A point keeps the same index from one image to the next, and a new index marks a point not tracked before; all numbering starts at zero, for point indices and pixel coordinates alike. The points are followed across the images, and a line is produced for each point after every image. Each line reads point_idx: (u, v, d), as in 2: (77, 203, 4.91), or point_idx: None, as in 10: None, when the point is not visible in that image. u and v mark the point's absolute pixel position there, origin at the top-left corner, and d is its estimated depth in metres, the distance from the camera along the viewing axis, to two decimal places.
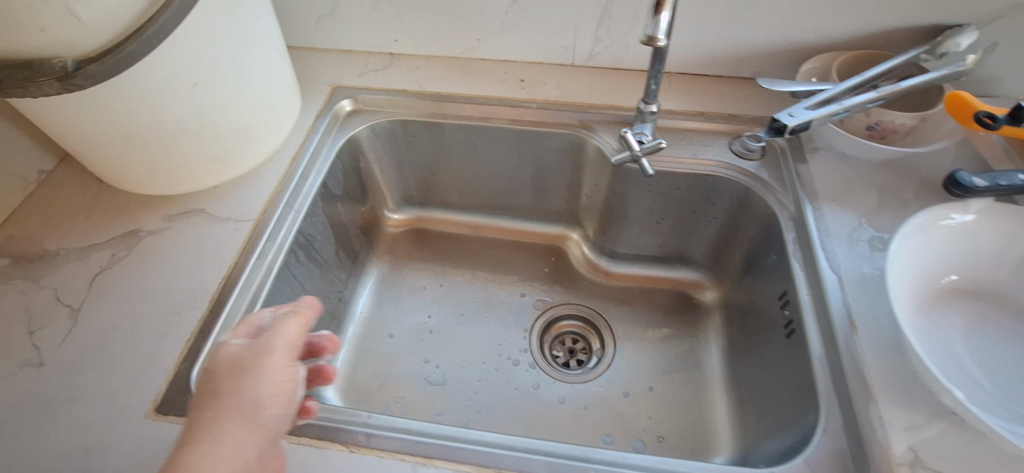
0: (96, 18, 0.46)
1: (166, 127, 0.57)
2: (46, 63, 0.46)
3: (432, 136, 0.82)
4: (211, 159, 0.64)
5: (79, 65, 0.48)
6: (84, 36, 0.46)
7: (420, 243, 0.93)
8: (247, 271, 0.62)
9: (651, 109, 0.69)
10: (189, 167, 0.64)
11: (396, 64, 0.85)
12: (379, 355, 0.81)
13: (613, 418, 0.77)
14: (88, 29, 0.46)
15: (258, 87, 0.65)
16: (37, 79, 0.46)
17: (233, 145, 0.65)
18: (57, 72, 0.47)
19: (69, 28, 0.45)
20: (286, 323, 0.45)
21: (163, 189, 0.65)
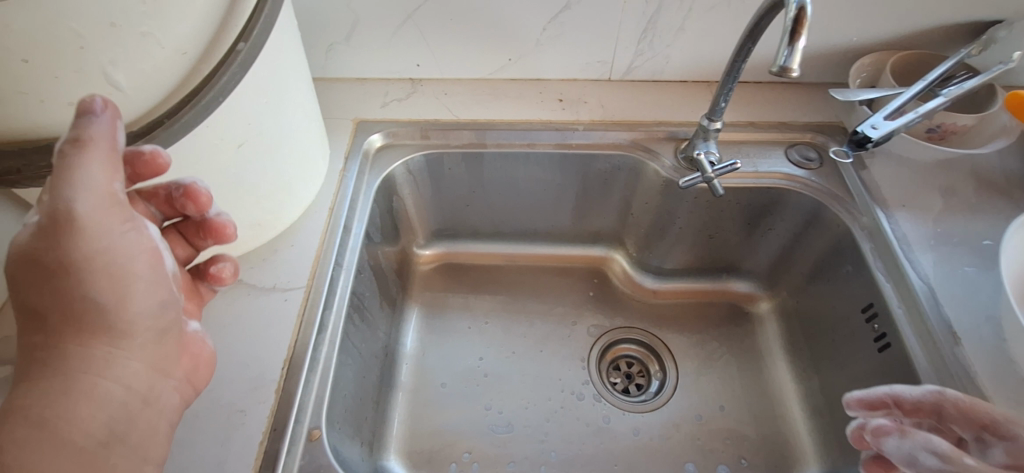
0: (136, 84, 0.38)
1: None
2: None
3: (469, 168, 0.75)
4: (248, 224, 0.56)
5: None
6: (120, 107, 0.39)
7: (454, 280, 0.85)
8: (311, 350, 0.54)
9: (716, 125, 0.65)
10: None
11: (419, 90, 0.78)
12: (431, 408, 0.73)
13: (691, 444, 0.72)
14: (127, 98, 0.38)
15: (295, 136, 0.56)
16: None
17: (271, 206, 0.57)
18: None
19: (105, 99, 0.37)
20: (87, 165, 0.34)
21: None
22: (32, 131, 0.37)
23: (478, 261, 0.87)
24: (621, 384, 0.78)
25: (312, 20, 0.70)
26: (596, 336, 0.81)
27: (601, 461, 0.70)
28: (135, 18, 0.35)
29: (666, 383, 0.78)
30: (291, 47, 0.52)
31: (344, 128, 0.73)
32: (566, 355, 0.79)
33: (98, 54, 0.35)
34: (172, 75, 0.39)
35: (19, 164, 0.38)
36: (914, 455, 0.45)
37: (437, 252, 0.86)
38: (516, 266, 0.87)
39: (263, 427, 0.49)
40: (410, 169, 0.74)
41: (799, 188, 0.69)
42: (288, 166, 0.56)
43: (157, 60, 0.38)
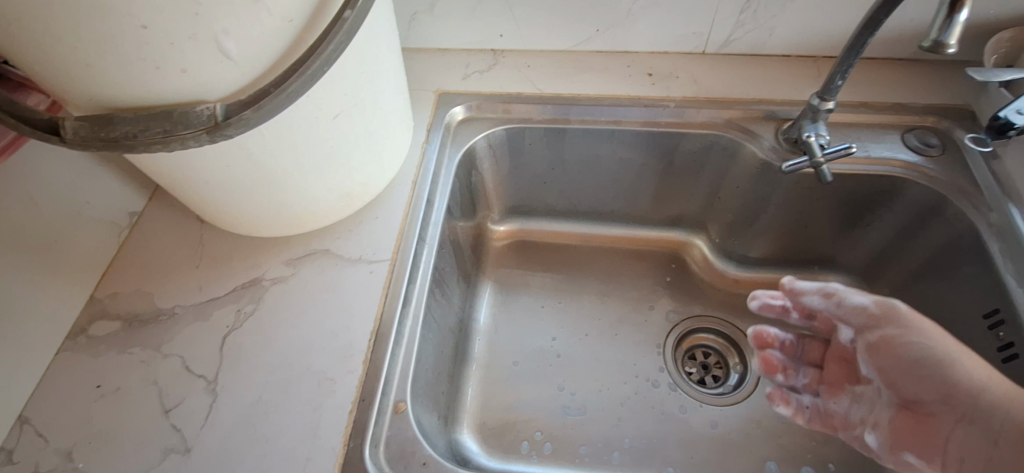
0: (246, 53, 0.38)
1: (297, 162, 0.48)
2: (191, 113, 0.38)
3: (551, 144, 0.73)
4: (338, 195, 0.56)
5: (228, 112, 0.39)
6: (229, 76, 0.38)
7: (526, 257, 0.84)
8: (397, 323, 0.54)
9: (828, 106, 0.60)
10: (314, 205, 0.55)
11: (501, 62, 0.75)
12: (504, 385, 0.73)
13: (773, 442, 0.69)
14: (237, 67, 0.38)
15: (385, 108, 0.55)
16: (180, 132, 0.38)
17: (360, 178, 0.57)
18: (205, 122, 0.38)
19: (215, 68, 0.37)
20: None
21: (281, 230, 0.57)
22: (148, 97, 0.38)
23: (552, 240, 0.85)
24: (697, 374, 0.76)
25: None
26: (674, 324, 0.78)
27: (677, 451, 0.68)
28: None
29: (746, 377, 0.75)
30: (385, 15, 0.50)
31: (426, 99, 0.72)
32: (641, 340, 0.77)
33: (212, 22, 0.35)
34: (279, 44, 0.39)
35: (135, 130, 0.38)
36: (822, 289, 0.62)
37: (511, 229, 0.84)
38: (590, 247, 0.84)
39: (352, 396, 0.50)
40: (491, 144, 0.72)
41: (917, 177, 0.63)
42: (377, 138, 0.56)
43: (266, 28, 0.37)
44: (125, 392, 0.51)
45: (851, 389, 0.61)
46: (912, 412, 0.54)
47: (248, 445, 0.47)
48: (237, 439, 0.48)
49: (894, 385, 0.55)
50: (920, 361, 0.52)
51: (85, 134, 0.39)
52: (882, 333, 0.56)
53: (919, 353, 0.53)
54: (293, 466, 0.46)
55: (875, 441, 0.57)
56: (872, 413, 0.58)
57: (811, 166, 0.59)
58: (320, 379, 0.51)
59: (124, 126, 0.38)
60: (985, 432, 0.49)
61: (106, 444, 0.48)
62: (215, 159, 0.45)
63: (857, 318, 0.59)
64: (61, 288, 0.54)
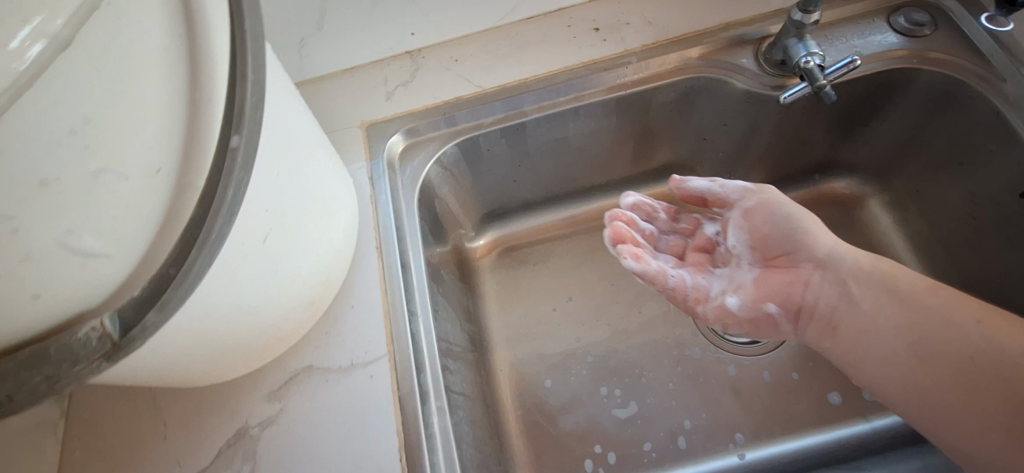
0: (114, 238, 0.26)
1: (238, 308, 0.38)
2: (72, 346, 0.28)
3: (511, 143, 0.63)
4: (300, 308, 0.46)
5: (124, 323, 0.29)
6: (102, 273, 0.27)
7: (518, 263, 0.75)
8: (423, 424, 0.47)
9: (814, 18, 0.51)
10: (277, 330, 0.46)
11: (422, 64, 0.63)
12: (544, 412, 0.66)
13: (828, 374, 0.66)
14: (112, 258, 0.27)
15: (320, 190, 0.45)
16: (66, 376, 0.27)
17: (318, 280, 0.47)
18: (96, 350, 0.28)
19: (77, 271, 0.26)
20: None
21: (245, 368, 0.47)
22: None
23: (538, 235, 0.76)
24: None
25: (270, 20, 0.55)
26: None
27: (740, 417, 0.64)
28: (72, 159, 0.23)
29: None
30: (279, 87, 0.39)
31: (353, 138, 0.60)
32: (665, 312, 0.71)
33: (46, 228, 0.24)
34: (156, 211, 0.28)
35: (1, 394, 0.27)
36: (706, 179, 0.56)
37: (491, 239, 0.76)
38: (581, 229, 0.76)
39: None
40: (446, 164, 0.62)
41: (920, 63, 0.56)
42: (321, 229, 0.45)
43: (129, 197, 0.26)
44: None
45: (710, 269, 0.56)
46: (775, 272, 0.51)
47: None
48: None
49: (763, 242, 0.52)
50: (794, 217, 0.51)
51: None
52: (759, 200, 0.53)
53: (790, 212, 0.51)
54: None
55: (736, 302, 0.51)
56: (733, 282, 0.53)
57: (815, 91, 0.51)
58: None
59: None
60: (839, 275, 0.48)
61: None
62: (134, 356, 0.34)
63: (734, 193, 0.55)
64: None
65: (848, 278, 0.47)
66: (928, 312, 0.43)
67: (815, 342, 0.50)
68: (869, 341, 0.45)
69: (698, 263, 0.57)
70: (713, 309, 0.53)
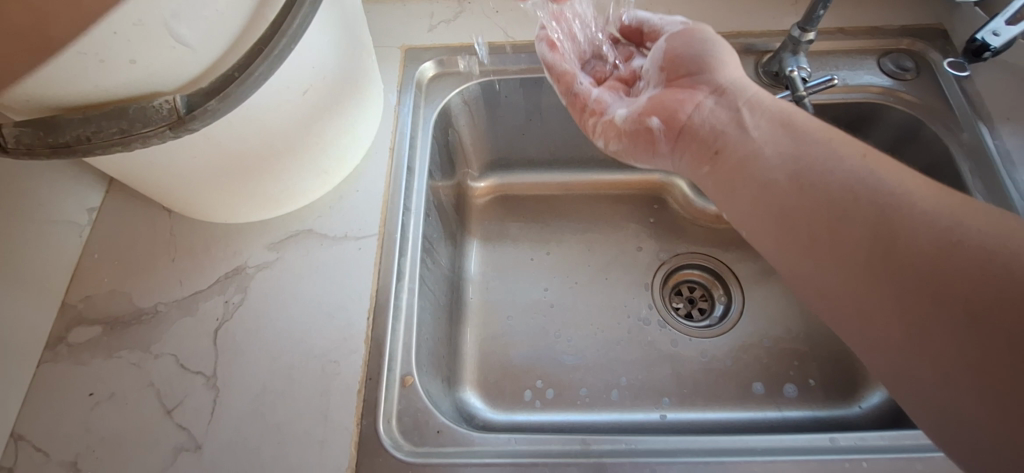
0: (202, 35, 0.34)
1: (270, 145, 0.46)
2: (148, 108, 0.35)
3: (527, 95, 0.71)
4: (315, 173, 0.54)
5: (190, 104, 0.36)
6: (186, 61, 0.35)
7: (509, 210, 0.82)
8: (393, 298, 0.53)
9: (809, 37, 0.58)
10: (292, 185, 0.53)
11: (467, 9, 0.71)
12: (499, 340, 0.73)
13: (758, 366, 0.72)
14: (195, 52, 0.34)
15: (357, 74, 0.52)
16: (139, 131, 0.35)
17: (336, 153, 0.54)
18: (166, 117, 0.35)
19: (170, 55, 0.33)
20: None
21: (256, 214, 0.55)
22: (98, 92, 0.34)
23: (534, 191, 0.83)
24: (684, 309, 0.78)
25: None
26: (660, 262, 0.80)
27: (672, 384, 0.71)
28: None
29: (731, 308, 0.78)
30: None
31: (392, 56, 0.68)
32: (629, 282, 0.78)
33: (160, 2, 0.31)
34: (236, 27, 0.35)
35: (85, 133, 0.34)
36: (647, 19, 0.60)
37: (491, 184, 0.83)
38: (572, 196, 0.84)
39: (359, 376, 0.50)
40: (467, 98, 0.69)
41: (894, 102, 0.63)
42: (350, 111, 0.53)
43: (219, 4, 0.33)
44: (120, 397, 0.49)
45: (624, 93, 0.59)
46: (675, 88, 0.54)
47: (264, 435, 0.47)
48: (249, 430, 0.48)
49: (672, 62, 0.55)
50: (707, 43, 0.53)
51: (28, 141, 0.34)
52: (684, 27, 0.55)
53: (709, 40, 0.53)
54: (309, 449, 0.47)
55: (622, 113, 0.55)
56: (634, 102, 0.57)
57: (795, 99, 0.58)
58: (325, 362, 0.50)
59: (72, 130, 0.34)
60: (731, 102, 0.50)
61: (112, 451, 0.47)
62: (178, 149, 0.41)
63: (668, 25, 0.57)
64: (30, 297, 0.51)
65: (742, 107, 0.49)
66: (812, 148, 0.43)
67: (693, 165, 0.51)
68: (749, 168, 0.46)
69: (613, 88, 0.60)
70: (602, 120, 0.57)
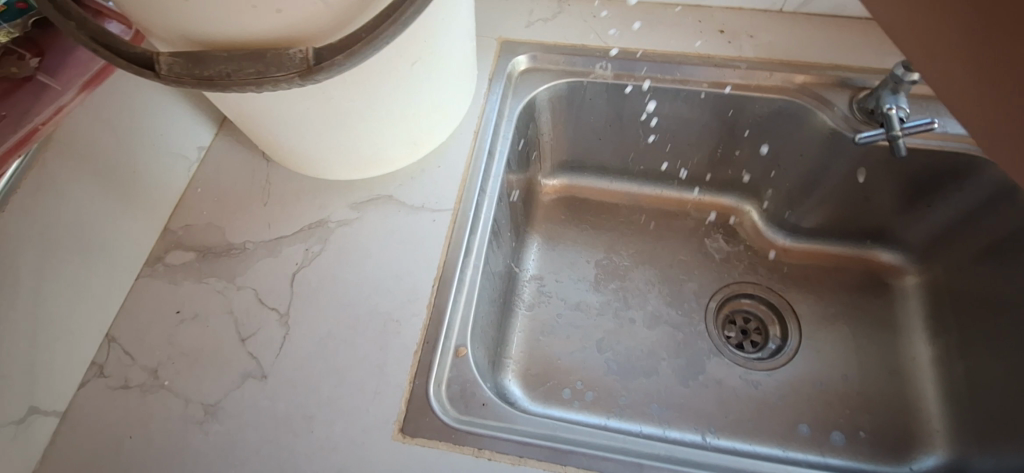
0: None
1: (374, 107, 0.50)
2: (283, 55, 0.38)
3: (612, 101, 0.72)
4: (406, 142, 0.57)
5: (318, 56, 0.39)
6: (320, 17, 0.38)
7: (575, 212, 0.84)
8: (459, 271, 0.56)
9: (913, 77, 0.57)
10: (383, 150, 0.56)
11: (566, 11, 0.74)
12: (546, 335, 0.74)
13: (806, 405, 0.69)
14: (330, 10, 0.38)
15: (461, 54, 0.55)
16: (273, 74, 0.39)
17: (428, 126, 0.57)
18: (298, 65, 0.39)
19: (309, 10, 0.37)
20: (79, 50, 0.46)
21: (345, 174, 0.59)
22: (243, 35, 0.38)
23: (601, 198, 0.84)
24: (737, 339, 0.76)
25: None
26: (718, 287, 0.79)
27: (714, 408, 0.69)
28: None
29: (785, 345, 0.75)
30: None
31: (489, 47, 0.71)
32: (683, 301, 0.78)
33: None
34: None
35: (228, 70, 0.39)
36: None
37: (561, 184, 0.84)
38: (637, 207, 0.84)
39: (417, 338, 0.52)
40: (554, 95, 0.71)
41: None
42: (448, 88, 0.56)
43: None
44: (203, 319, 0.54)
45: None
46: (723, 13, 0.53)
47: (323, 376, 0.50)
48: (310, 369, 0.51)
49: None
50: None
51: (178, 70, 0.39)
52: None
53: None
54: (362, 396, 0.49)
55: None
56: None
57: (889, 140, 0.57)
58: (387, 319, 0.53)
59: (220, 66, 0.38)
60: None
61: (189, 365, 0.52)
62: (299, 99, 0.46)
63: None
64: (142, 216, 0.57)
65: None
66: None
67: None
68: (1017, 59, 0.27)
69: None
70: None
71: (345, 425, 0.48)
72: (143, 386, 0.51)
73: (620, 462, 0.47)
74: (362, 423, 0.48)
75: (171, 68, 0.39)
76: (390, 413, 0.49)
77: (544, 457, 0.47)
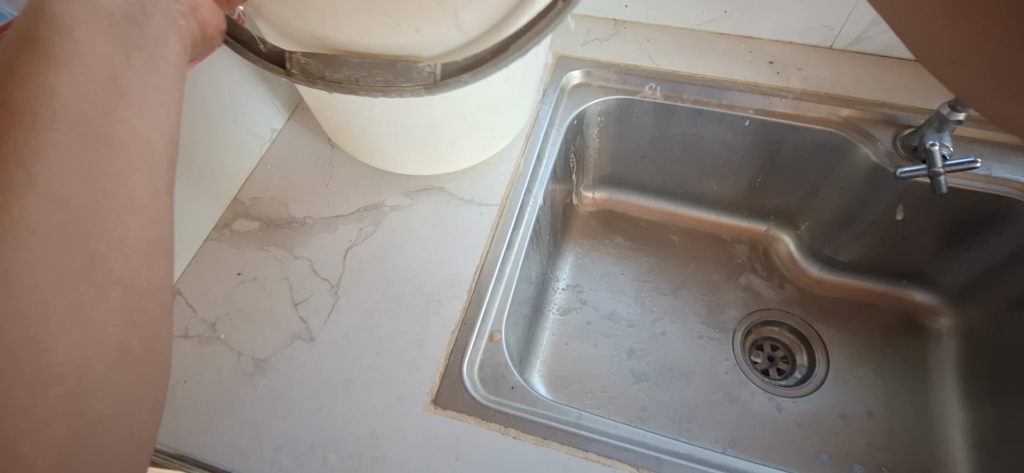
0: (472, 20, 0.41)
1: (460, 113, 0.54)
2: (413, 68, 0.42)
3: (657, 121, 0.75)
4: (476, 145, 0.61)
5: (444, 72, 0.43)
6: (450, 39, 0.42)
7: (611, 226, 0.86)
8: (500, 261, 0.59)
9: (958, 117, 0.58)
10: (455, 151, 0.60)
11: (621, 33, 0.78)
12: (573, 340, 0.76)
13: (828, 436, 0.69)
14: (460, 32, 0.41)
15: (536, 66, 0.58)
16: (400, 83, 0.42)
17: (498, 132, 0.61)
18: (425, 78, 0.42)
19: (442, 32, 0.40)
20: None
21: (412, 168, 0.63)
22: (379, 47, 0.41)
23: (639, 215, 0.87)
24: (763, 365, 0.77)
25: None
26: (747, 311, 0.79)
27: (735, 427, 0.70)
28: None
29: (811, 374, 0.75)
30: None
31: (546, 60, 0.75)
32: (712, 321, 0.79)
33: None
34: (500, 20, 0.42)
35: (360, 76, 0.42)
36: None
37: (600, 197, 0.87)
38: (673, 227, 0.86)
39: (456, 319, 0.55)
40: (603, 110, 0.74)
41: None
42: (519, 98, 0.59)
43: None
44: (261, 282, 0.58)
45: None
46: None
47: (366, 344, 0.54)
48: (355, 337, 0.54)
49: None
50: None
51: (312, 68, 0.42)
52: None
53: None
54: (400, 367, 0.52)
55: None
56: None
57: (932, 177, 0.59)
58: (429, 299, 0.56)
59: (349, 71, 0.42)
60: None
61: (245, 322, 0.56)
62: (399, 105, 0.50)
63: None
64: (218, 185, 0.62)
65: None
66: None
67: None
68: None
69: None
70: None
71: (382, 391, 0.51)
72: (202, 338, 0.55)
73: (639, 454, 0.48)
74: (398, 391, 0.51)
75: (304, 66, 0.42)
76: (425, 384, 0.52)
77: (567, 440, 0.49)
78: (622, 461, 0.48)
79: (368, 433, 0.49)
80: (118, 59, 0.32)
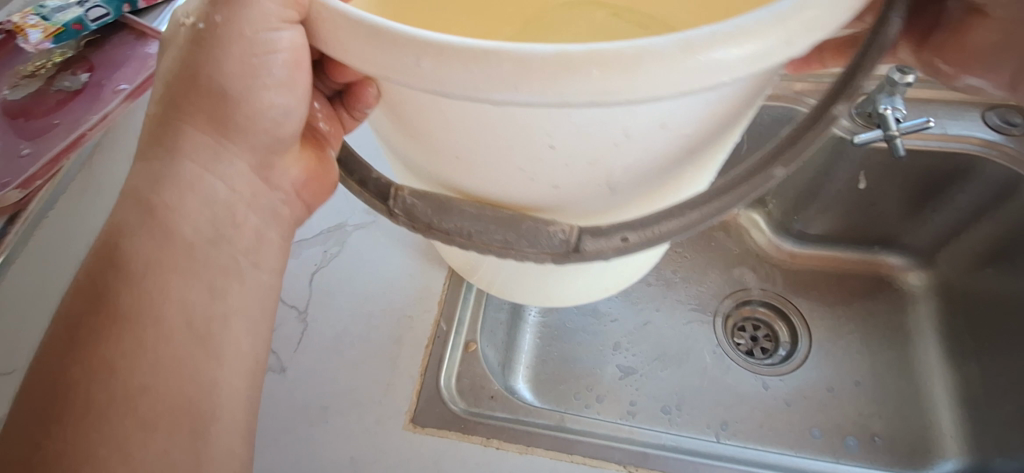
0: (626, 180, 0.32)
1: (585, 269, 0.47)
2: (542, 231, 0.34)
3: None
4: (596, 289, 0.54)
5: (580, 237, 0.34)
6: (583, 202, 0.35)
7: None
8: None
9: (907, 79, 0.59)
10: (568, 295, 0.54)
11: None
12: (554, 340, 0.73)
13: (817, 410, 0.69)
14: (613, 191, 0.33)
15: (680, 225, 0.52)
16: (520, 246, 0.34)
17: (622, 280, 0.55)
18: (555, 247, 0.34)
19: (584, 191, 0.33)
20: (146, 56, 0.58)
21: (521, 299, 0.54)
22: (496, 193, 0.34)
23: None
24: (746, 346, 0.76)
25: None
26: (726, 293, 0.79)
27: (724, 411, 0.69)
28: (689, 120, 0.28)
29: (795, 350, 0.75)
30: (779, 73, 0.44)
31: None
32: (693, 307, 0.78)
33: (614, 151, 0.29)
34: (661, 178, 0.33)
35: (469, 227, 0.34)
36: None
37: None
38: None
39: (429, 333, 0.54)
40: None
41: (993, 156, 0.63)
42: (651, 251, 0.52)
43: (661, 149, 0.30)
44: None
45: None
46: None
47: (339, 369, 0.52)
48: (327, 363, 0.53)
49: None
50: None
51: (420, 213, 0.34)
52: None
53: None
54: (375, 388, 0.51)
55: None
56: None
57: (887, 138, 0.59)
58: (401, 315, 0.55)
59: (462, 222, 0.34)
60: None
61: None
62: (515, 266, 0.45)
63: None
64: None
65: None
66: None
67: None
68: None
69: None
70: None
71: (359, 415, 0.50)
72: None
73: (625, 451, 0.48)
74: (375, 413, 0.50)
75: (406, 207, 0.34)
76: (403, 403, 0.50)
77: (551, 446, 0.48)
78: (609, 460, 0.47)
79: (348, 461, 0.48)
80: (198, 300, 0.33)
